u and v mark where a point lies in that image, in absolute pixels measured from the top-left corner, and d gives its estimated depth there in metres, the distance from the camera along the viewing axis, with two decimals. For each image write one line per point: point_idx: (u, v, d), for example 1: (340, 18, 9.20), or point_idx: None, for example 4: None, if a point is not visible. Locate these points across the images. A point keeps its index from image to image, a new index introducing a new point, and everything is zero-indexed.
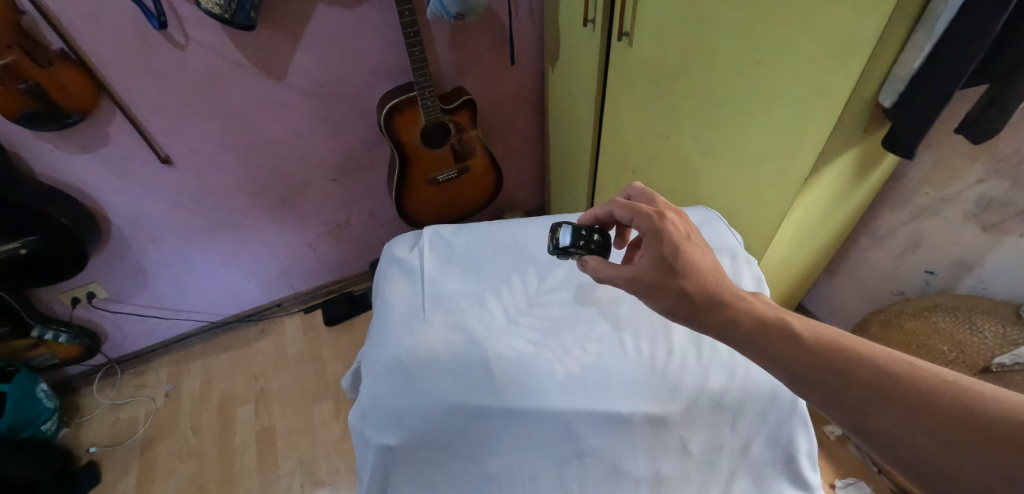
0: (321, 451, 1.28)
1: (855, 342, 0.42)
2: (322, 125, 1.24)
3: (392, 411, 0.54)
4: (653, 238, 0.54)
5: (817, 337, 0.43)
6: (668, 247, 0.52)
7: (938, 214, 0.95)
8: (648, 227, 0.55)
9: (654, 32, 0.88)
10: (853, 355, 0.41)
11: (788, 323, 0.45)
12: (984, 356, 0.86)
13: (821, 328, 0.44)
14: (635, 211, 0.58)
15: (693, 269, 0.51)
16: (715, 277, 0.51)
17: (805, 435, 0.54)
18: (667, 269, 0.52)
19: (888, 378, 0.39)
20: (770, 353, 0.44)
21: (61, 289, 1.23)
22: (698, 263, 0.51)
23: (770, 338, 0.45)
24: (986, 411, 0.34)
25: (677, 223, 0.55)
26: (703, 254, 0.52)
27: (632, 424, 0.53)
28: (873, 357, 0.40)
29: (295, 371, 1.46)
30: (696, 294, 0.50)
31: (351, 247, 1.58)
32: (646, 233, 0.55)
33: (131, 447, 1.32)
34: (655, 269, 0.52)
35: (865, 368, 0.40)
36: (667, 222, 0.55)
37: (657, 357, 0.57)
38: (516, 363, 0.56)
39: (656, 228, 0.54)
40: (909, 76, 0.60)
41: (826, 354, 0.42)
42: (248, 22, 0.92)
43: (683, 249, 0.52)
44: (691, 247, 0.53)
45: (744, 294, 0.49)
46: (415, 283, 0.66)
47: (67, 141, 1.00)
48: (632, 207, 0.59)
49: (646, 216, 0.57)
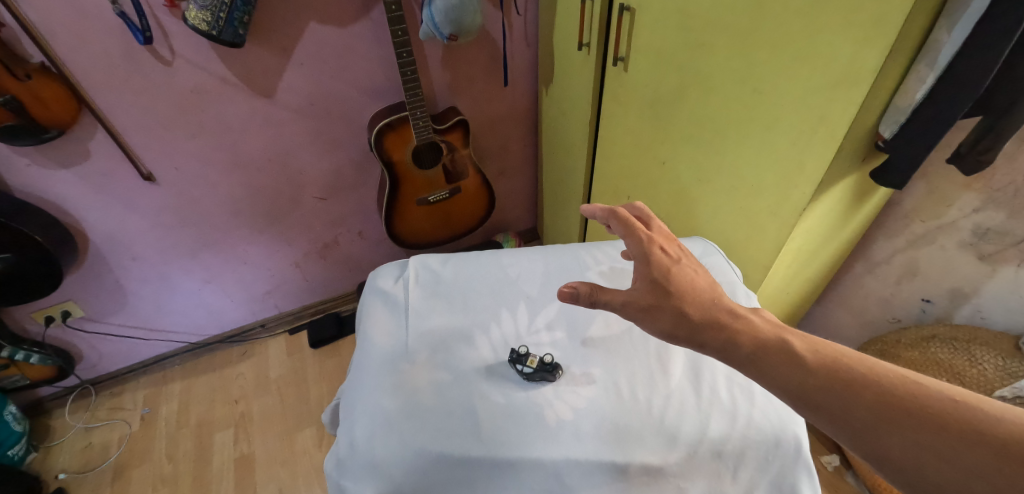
0: (301, 479, 1.23)
1: (860, 362, 0.39)
2: (313, 144, 1.21)
3: (370, 459, 0.50)
4: (641, 261, 0.52)
5: (819, 356, 0.41)
6: (659, 269, 0.51)
7: (933, 243, 0.94)
8: (636, 248, 0.53)
9: (650, 58, 0.87)
10: (855, 376, 0.38)
11: (784, 344, 0.42)
12: (987, 390, 0.87)
13: (823, 346, 0.42)
14: (627, 229, 0.55)
15: (688, 292, 0.48)
16: (713, 295, 0.48)
17: (809, 483, 0.51)
18: (661, 291, 0.49)
19: (895, 399, 0.36)
20: (773, 375, 0.41)
21: (34, 308, 1.18)
22: (692, 284, 0.49)
23: (773, 359, 0.42)
24: (997, 433, 0.32)
25: (666, 247, 0.53)
26: (695, 274, 0.51)
27: (626, 474, 0.49)
28: (877, 376, 0.38)
29: (277, 395, 1.41)
30: (694, 314, 0.47)
31: (338, 266, 1.54)
32: (634, 256, 0.53)
33: (101, 475, 1.25)
34: (649, 291, 0.49)
35: (869, 389, 0.37)
36: (656, 247, 0.53)
37: (652, 401, 0.54)
38: (504, 408, 0.53)
39: (645, 251, 0.52)
40: (910, 108, 0.58)
41: (828, 373, 0.39)
42: (236, 38, 0.90)
43: (676, 272, 0.50)
44: (683, 269, 0.51)
45: (743, 312, 0.46)
46: (399, 317, 0.64)
47: (44, 156, 0.96)
48: (626, 224, 0.55)
49: (636, 238, 0.53)
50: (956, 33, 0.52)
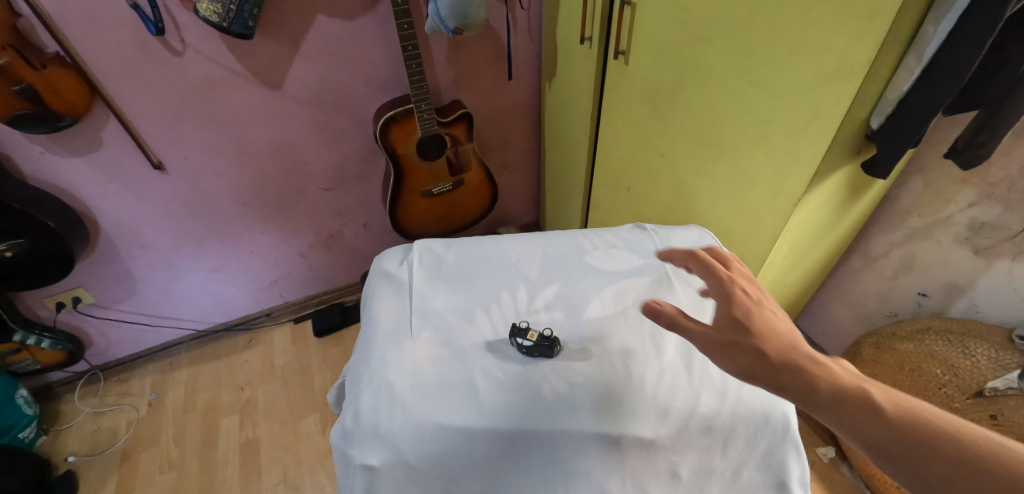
0: (305, 465, 1.25)
1: (950, 423, 0.35)
2: (319, 135, 1.23)
3: (376, 429, 0.52)
4: (721, 299, 0.48)
5: (901, 411, 0.37)
6: (738, 308, 0.47)
7: (930, 237, 0.95)
8: (717, 287, 0.49)
9: (650, 52, 0.89)
10: (942, 438, 0.34)
11: (869, 396, 0.38)
12: (979, 381, 0.86)
13: (907, 401, 0.37)
14: (708, 270, 0.51)
15: (767, 333, 0.44)
16: (793, 339, 0.44)
17: (796, 460, 0.53)
18: (739, 329, 0.45)
19: (989, 469, 0.32)
20: (849, 426, 0.37)
21: (46, 293, 1.21)
22: (773, 325, 0.45)
23: (851, 409, 0.38)
24: None
25: (748, 287, 0.49)
26: (777, 317, 0.46)
27: (621, 446, 0.51)
28: (970, 441, 0.34)
29: (282, 383, 1.44)
30: (771, 355, 0.43)
31: (343, 257, 1.56)
32: (714, 294, 0.49)
33: (110, 458, 1.28)
34: (727, 327, 0.45)
35: (956, 454, 0.33)
36: (737, 286, 0.49)
37: (646, 378, 0.56)
38: (503, 382, 0.55)
39: (725, 290, 0.48)
40: (898, 99, 0.59)
41: (911, 431, 0.35)
42: (246, 30, 0.92)
43: (757, 311, 0.46)
44: (764, 310, 0.47)
45: (822, 359, 0.42)
46: (403, 297, 0.66)
47: (58, 144, 0.99)
48: (706, 265, 0.51)
49: (718, 278, 0.50)
50: (943, 25, 0.53)
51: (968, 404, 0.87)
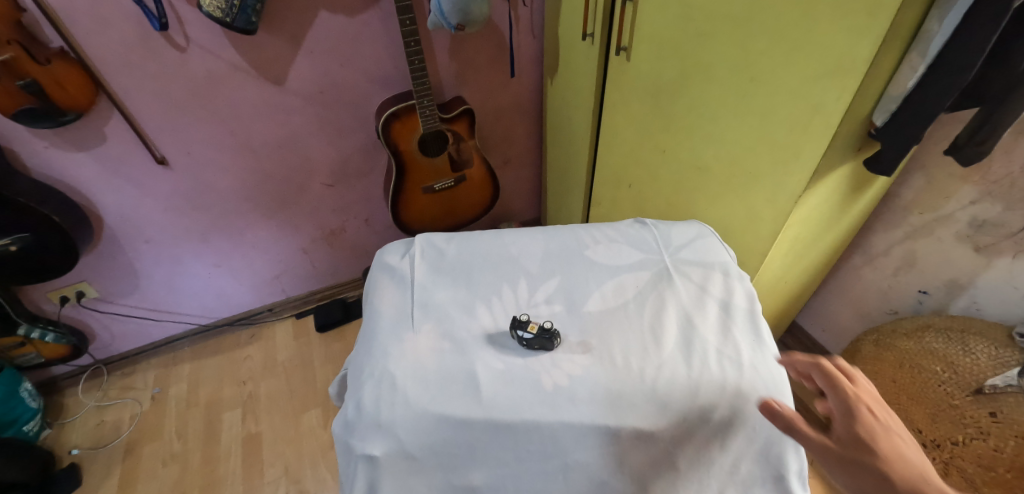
0: (307, 458, 1.26)
1: None
2: (322, 131, 1.24)
3: (377, 419, 0.53)
4: (845, 417, 0.46)
5: None
6: (864, 430, 0.44)
7: (931, 234, 0.96)
8: (841, 404, 0.47)
9: (652, 48, 0.89)
10: None
11: None
12: (978, 379, 0.85)
13: None
14: (831, 382, 0.49)
15: (895, 460, 0.42)
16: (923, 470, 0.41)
17: (795, 455, 0.52)
18: (866, 454, 0.43)
19: None
20: None
21: (50, 287, 1.21)
22: (901, 453, 0.43)
23: None
24: None
25: (875, 408, 0.46)
26: (905, 445, 0.44)
27: (620, 438, 0.52)
28: None
29: (284, 377, 1.44)
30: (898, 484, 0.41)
31: (345, 252, 1.57)
32: (838, 411, 0.47)
33: (113, 451, 1.29)
34: (852, 449, 0.43)
35: None
36: (863, 406, 0.46)
37: (645, 370, 0.56)
38: (504, 374, 0.56)
39: (850, 408, 0.46)
40: (902, 97, 0.60)
41: None
42: (249, 26, 0.92)
43: (885, 437, 0.44)
44: (891, 435, 0.44)
45: None
46: (405, 291, 0.66)
47: (63, 139, 0.99)
48: (831, 378, 0.49)
49: (842, 393, 0.47)
50: (947, 22, 0.53)
51: (968, 401, 0.86)
